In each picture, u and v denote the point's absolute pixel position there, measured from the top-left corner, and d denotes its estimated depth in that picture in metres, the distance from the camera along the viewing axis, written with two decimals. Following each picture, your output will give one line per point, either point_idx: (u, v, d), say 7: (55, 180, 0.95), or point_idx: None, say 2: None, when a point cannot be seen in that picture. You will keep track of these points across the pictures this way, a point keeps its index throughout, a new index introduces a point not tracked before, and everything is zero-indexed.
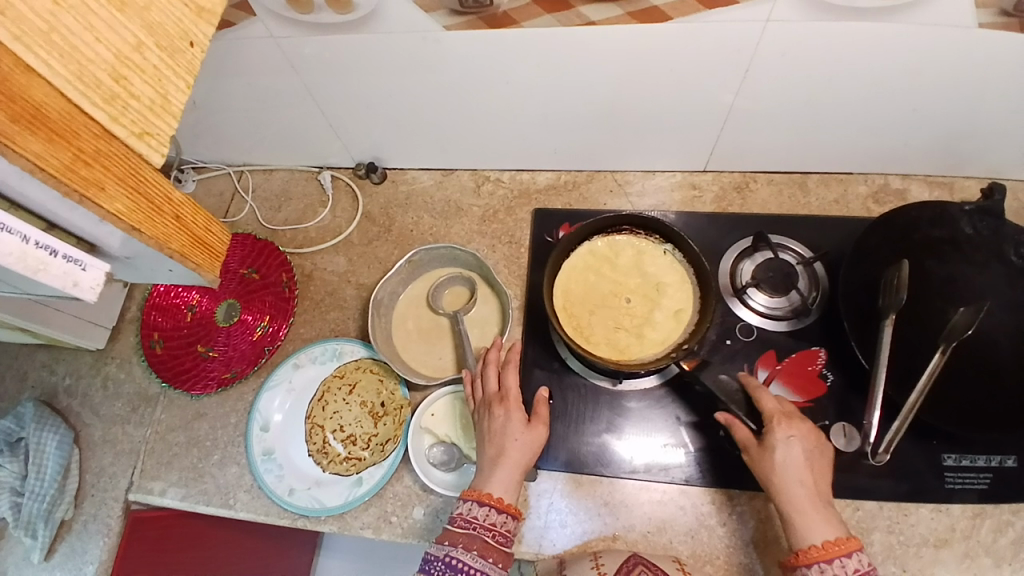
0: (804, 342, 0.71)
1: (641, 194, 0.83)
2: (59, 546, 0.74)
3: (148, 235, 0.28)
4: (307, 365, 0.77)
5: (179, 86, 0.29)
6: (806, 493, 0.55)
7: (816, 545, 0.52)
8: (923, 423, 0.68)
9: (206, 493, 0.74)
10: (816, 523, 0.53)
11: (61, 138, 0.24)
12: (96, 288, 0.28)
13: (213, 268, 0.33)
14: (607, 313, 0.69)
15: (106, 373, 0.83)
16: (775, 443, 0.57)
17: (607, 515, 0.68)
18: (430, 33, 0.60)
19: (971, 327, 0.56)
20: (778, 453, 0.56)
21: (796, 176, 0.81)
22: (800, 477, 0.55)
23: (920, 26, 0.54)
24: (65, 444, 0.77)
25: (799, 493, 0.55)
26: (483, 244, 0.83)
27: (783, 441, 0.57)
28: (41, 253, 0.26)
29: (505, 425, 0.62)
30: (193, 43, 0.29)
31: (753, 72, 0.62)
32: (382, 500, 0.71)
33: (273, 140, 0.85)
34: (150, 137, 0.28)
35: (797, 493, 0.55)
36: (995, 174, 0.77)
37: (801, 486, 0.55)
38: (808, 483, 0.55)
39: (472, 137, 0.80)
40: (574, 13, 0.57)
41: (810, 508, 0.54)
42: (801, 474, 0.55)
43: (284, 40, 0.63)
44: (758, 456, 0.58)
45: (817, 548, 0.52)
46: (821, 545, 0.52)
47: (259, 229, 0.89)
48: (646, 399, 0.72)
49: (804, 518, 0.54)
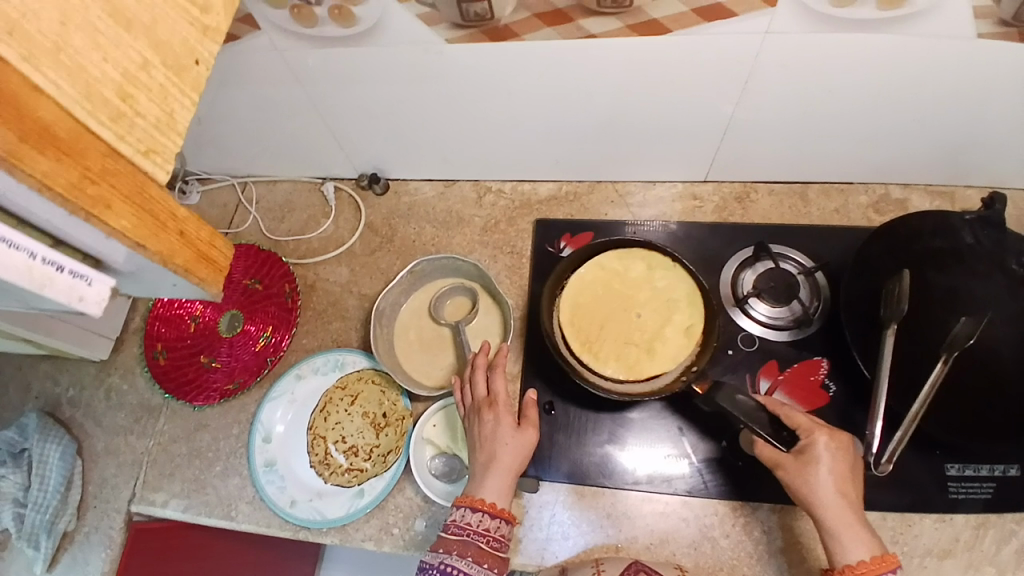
0: (805, 352, 0.71)
1: (642, 204, 0.83)
2: (61, 558, 0.73)
3: (153, 251, 0.28)
4: (309, 376, 0.78)
5: (184, 104, 0.29)
6: (846, 506, 0.55)
7: (860, 561, 0.54)
8: (926, 432, 0.67)
9: (208, 504, 0.74)
10: (858, 537, 0.54)
11: (68, 156, 0.25)
12: (101, 303, 0.28)
13: (217, 282, 0.33)
14: (616, 328, 0.69)
15: (109, 383, 0.83)
16: (817, 456, 0.56)
17: (609, 526, 0.68)
18: (432, 45, 0.61)
19: (972, 338, 0.56)
20: (821, 465, 0.56)
21: (797, 186, 0.82)
22: (839, 490, 0.56)
23: (919, 36, 0.54)
24: (67, 455, 0.77)
25: (839, 506, 0.55)
26: (485, 254, 0.83)
27: (824, 453, 0.57)
28: (48, 268, 0.26)
29: (494, 430, 0.62)
30: (198, 61, 0.30)
31: (753, 83, 0.63)
32: (383, 511, 0.70)
33: (277, 152, 0.86)
34: (156, 154, 0.28)
35: (838, 507, 0.55)
36: (996, 182, 0.77)
37: (841, 499, 0.55)
38: (848, 495, 0.56)
39: (474, 149, 0.81)
40: (574, 26, 0.57)
41: (851, 521, 0.55)
42: (841, 485, 0.56)
43: (287, 52, 0.64)
44: (796, 469, 0.57)
45: (861, 564, 0.53)
46: (867, 561, 0.53)
47: (261, 240, 0.89)
48: (648, 409, 0.72)
49: (846, 533, 0.54)
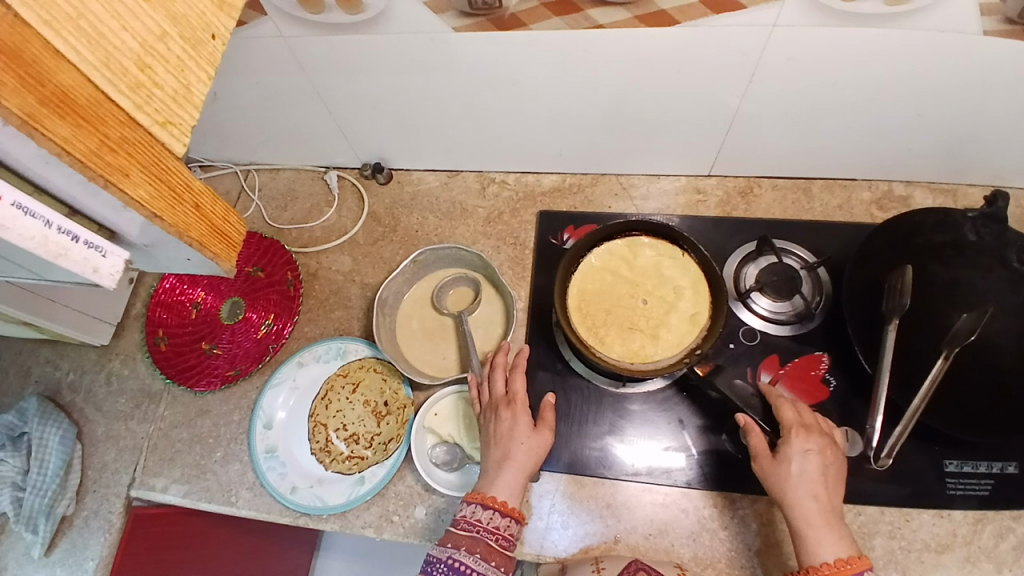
0: (806, 346, 0.72)
1: (646, 197, 0.83)
2: (60, 541, 0.73)
3: (169, 223, 0.29)
4: (310, 363, 0.78)
5: (201, 77, 0.29)
6: (817, 509, 0.55)
7: (827, 562, 0.53)
8: (925, 427, 0.68)
9: (208, 490, 0.74)
10: (827, 539, 0.54)
11: (87, 123, 0.25)
12: (115, 275, 0.29)
13: (229, 258, 0.33)
14: (623, 314, 0.69)
15: (110, 369, 0.83)
16: (789, 456, 0.57)
17: (608, 517, 0.68)
18: (439, 33, 0.61)
19: (974, 333, 0.55)
20: (792, 465, 0.57)
21: (800, 181, 0.82)
22: (811, 491, 0.56)
23: (926, 31, 0.55)
24: (68, 440, 0.77)
25: (809, 507, 0.55)
26: (488, 245, 0.83)
27: (797, 454, 0.57)
28: (63, 238, 0.26)
29: (511, 428, 0.62)
30: (215, 35, 0.30)
31: (759, 77, 0.63)
32: (383, 499, 0.71)
33: (282, 139, 0.86)
34: (172, 126, 0.28)
35: (807, 507, 0.55)
36: (998, 181, 0.78)
37: (812, 500, 0.56)
38: (820, 498, 0.56)
39: (479, 139, 0.81)
40: (583, 15, 0.57)
41: (821, 523, 0.55)
42: (813, 488, 0.56)
43: (294, 39, 0.64)
44: (769, 468, 0.58)
45: (827, 566, 0.53)
46: (831, 562, 0.53)
47: (264, 228, 0.90)
48: (649, 401, 0.72)
49: (813, 535, 0.55)
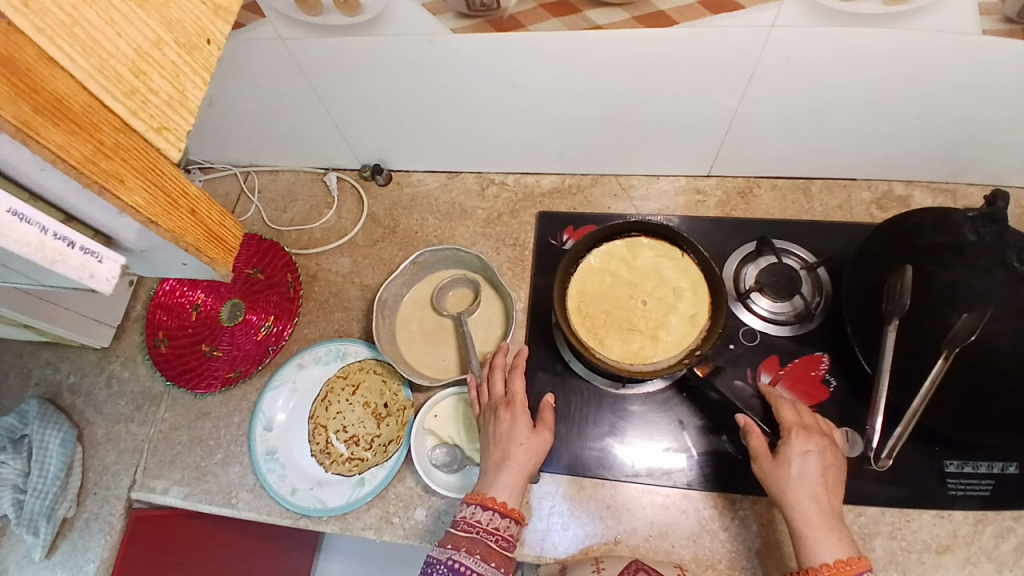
0: (806, 347, 0.72)
1: (645, 198, 0.83)
2: (60, 544, 0.73)
3: (165, 229, 0.29)
4: (310, 365, 0.78)
5: (196, 83, 0.29)
6: (817, 509, 0.55)
7: (826, 563, 0.53)
8: (925, 428, 0.68)
9: (208, 492, 0.74)
10: (827, 540, 0.54)
11: (82, 130, 0.25)
12: (112, 280, 0.29)
13: (226, 263, 0.33)
14: (622, 315, 0.69)
15: (110, 371, 0.84)
16: (789, 457, 0.57)
17: (608, 518, 0.68)
18: (437, 35, 0.61)
19: (974, 334, 0.54)
20: (792, 466, 0.57)
21: (800, 181, 0.82)
22: (811, 492, 0.56)
23: (925, 31, 0.54)
24: (68, 442, 0.77)
25: (809, 508, 0.55)
26: (487, 247, 0.83)
27: (797, 455, 0.57)
28: (59, 244, 0.26)
29: (511, 428, 0.62)
30: (210, 40, 0.30)
31: (758, 77, 0.63)
32: (383, 501, 0.71)
33: (282, 141, 0.86)
34: (168, 132, 0.28)
35: (807, 508, 0.55)
36: (999, 180, 0.78)
37: (812, 501, 0.55)
38: (820, 498, 0.56)
39: (478, 140, 0.81)
40: (581, 17, 0.57)
41: (821, 524, 0.55)
42: (814, 489, 0.56)
43: (293, 41, 0.64)
44: (769, 469, 0.58)
45: (827, 567, 0.53)
46: (831, 563, 0.53)
47: (263, 230, 0.90)
48: (649, 402, 0.72)
49: (813, 536, 0.55)
